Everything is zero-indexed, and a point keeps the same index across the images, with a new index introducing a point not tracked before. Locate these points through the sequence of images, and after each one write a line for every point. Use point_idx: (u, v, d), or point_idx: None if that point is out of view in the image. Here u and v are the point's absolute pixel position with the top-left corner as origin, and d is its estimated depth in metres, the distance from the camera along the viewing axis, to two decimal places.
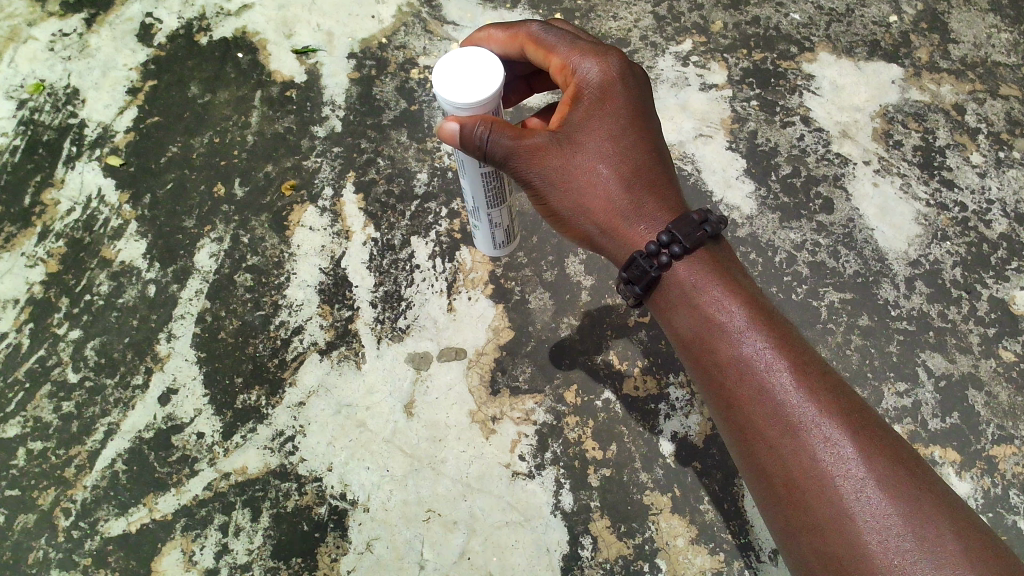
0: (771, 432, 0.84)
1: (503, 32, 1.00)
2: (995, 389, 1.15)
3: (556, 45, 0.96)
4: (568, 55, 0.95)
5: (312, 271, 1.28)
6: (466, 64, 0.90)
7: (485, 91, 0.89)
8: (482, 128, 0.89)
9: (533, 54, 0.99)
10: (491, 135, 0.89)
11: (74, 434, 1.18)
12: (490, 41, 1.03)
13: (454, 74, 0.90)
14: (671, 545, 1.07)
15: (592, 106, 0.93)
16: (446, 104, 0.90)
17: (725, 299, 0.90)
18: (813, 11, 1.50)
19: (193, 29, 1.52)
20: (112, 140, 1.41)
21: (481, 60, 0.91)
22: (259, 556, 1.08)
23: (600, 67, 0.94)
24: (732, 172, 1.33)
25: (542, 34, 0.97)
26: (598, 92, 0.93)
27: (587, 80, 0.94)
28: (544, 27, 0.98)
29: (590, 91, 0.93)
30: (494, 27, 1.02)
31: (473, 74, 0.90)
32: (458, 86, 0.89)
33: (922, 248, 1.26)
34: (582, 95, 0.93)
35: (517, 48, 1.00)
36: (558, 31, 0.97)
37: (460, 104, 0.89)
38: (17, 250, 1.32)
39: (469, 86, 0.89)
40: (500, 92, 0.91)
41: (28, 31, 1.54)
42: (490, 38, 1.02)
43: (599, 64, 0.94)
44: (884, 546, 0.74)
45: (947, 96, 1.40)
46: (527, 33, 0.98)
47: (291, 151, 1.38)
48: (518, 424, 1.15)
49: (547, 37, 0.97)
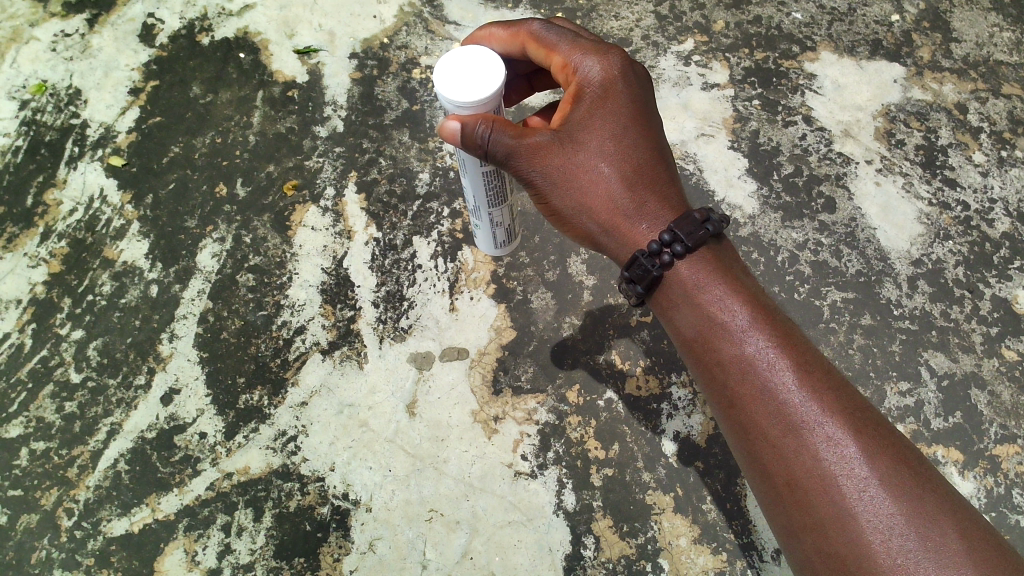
0: (774, 432, 0.84)
1: (505, 30, 1.00)
2: (998, 389, 1.15)
3: (557, 43, 0.96)
4: (569, 54, 0.95)
5: (315, 271, 1.28)
6: (468, 63, 0.91)
7: (486, 90, 0.89)
8: (484, 127, 0.89)
9: (534, 53, 0.99)
10: (492, 134, 0.89)
11: (77, 434, 1.18)
12: (491, 40, 1.03)
13: (456, 74, 0.90)
14: (673, 545, 1.07)
15: (593, 105, 0.93)
16: (448, 103, 0.90)
17: (728, 298, 0.90)
18: (815, 10, 1.50)
19: (195, 30, 1.52)
20: (115, 141, 1.42)
21: (482, 59, 0.91)
22: (262, 557, 1.08)
23: (602, 66, 0.94)
24: (734, 172, 1.33)
25: (543, 33, 0.97)
26: (599, 90, 0.93)
27: (588, 79, 0.94)
28: (545, 26, 0.98)
29: (592, 90, 0.93)
30: (495, 26, 1.02)
31: (474, 74, 0.90)
32: (460, 85, 0.89)
33: (924, 248, 1.26)
34: (583, 93, 0.93)
35: (519, 47, 1.00)
36: (559, 30, 0.97)
37: (461, 103, 0.89)
38: (19, 250, 1.33)
39: (471, 86, 0.89)
40: (501, 91, 0.91)
41: (31, 32, 1.54)
42: (491, 37, 1.02)
43: (600, 63, 0.94)
44: (887, 546, 0.74)
45: (949, 96, 1.40)
46: (529, 32, 0.98)
47: (293, 152, 1.38)
48: (520, 423, 1.15)
49: (548, 35, 0.97)
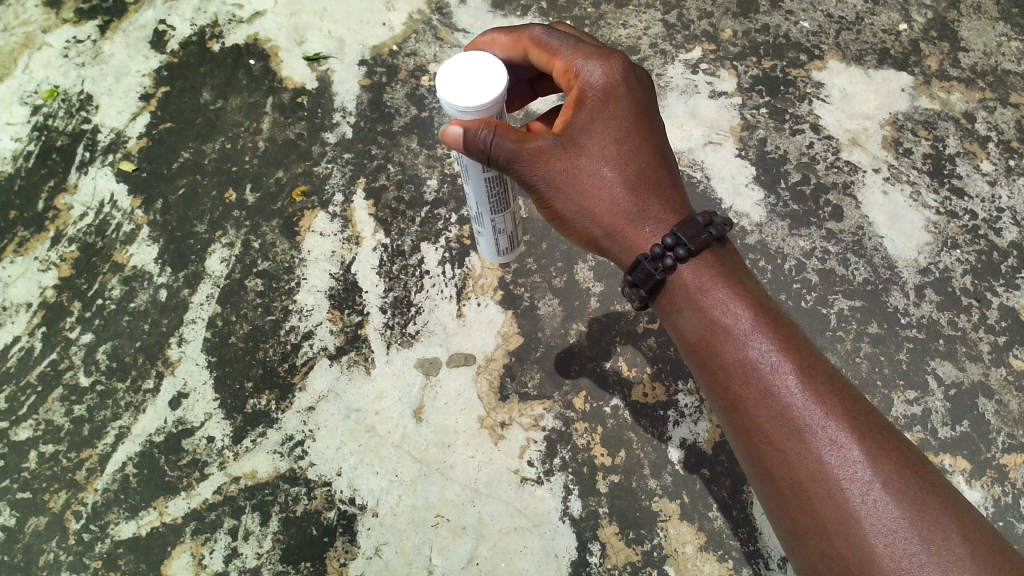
0: (777, 435, 0.84)
1: (507, 36, 1.01)
2: (1006, 398, 1.15)
3: (559, 48, 0.96)
4: (571, 58, 0.96)
5: (323, 276, 1.28)
6: (470, 68, 0.91)
7: (489, 94, 0.89)
8: (486, 131, 0.89)
9: (535, 58, 0.99)
10: (494, 138, 0.89)
11: (85, 437, 1.19)
12: (493, 45, 1.03)
13: (459, 78, 0.90)
14: (680, 552, 1.07)
15: (595, 109, 0.93)
16: (450, 107, 0.90)
17: (731, 302, 0.91)
18: (822, 19, 1.50)
19: (205, 36, 1.53)
20: (125, 146, 1.43)
21: (482, 63, 0.91)
22: (268, 561, 1.09)
23: (603, 70, 0.94)
24: (742, 179, 1.33)
25: (544, 38, 0.97)
26: (601, 94, 0.94)
27: (590, 83, 0.94)
28: (547, 30, 0.98)
29: (594, 94, 0.94)
30: (496, 32, 1.03)
31: (474, 77, 0.90)
32: (462, 90, 0.89)
33: (932, 256, 1.26)
34: (585, 97, 0.94)
35: (520, 52, 1.01)
36: (560, 34, 0.97)
37: (464, 107, 0.89)
38: (30, 254, 1.34)
39: (474, 90, 0.89)
40: (503, 95, 0.91)
41: (43, 38, 1.55)
42: (493, 42, 1.03)
43: (602, 67, 0.95)
44: (892, 550, 0.74)
45: (957, 105, 1.40)
46: (530, 37, 0.98)
47: (302, 157, 1.39)
48: (527, 429, 1.16)
49: (549, 40, 0.97)
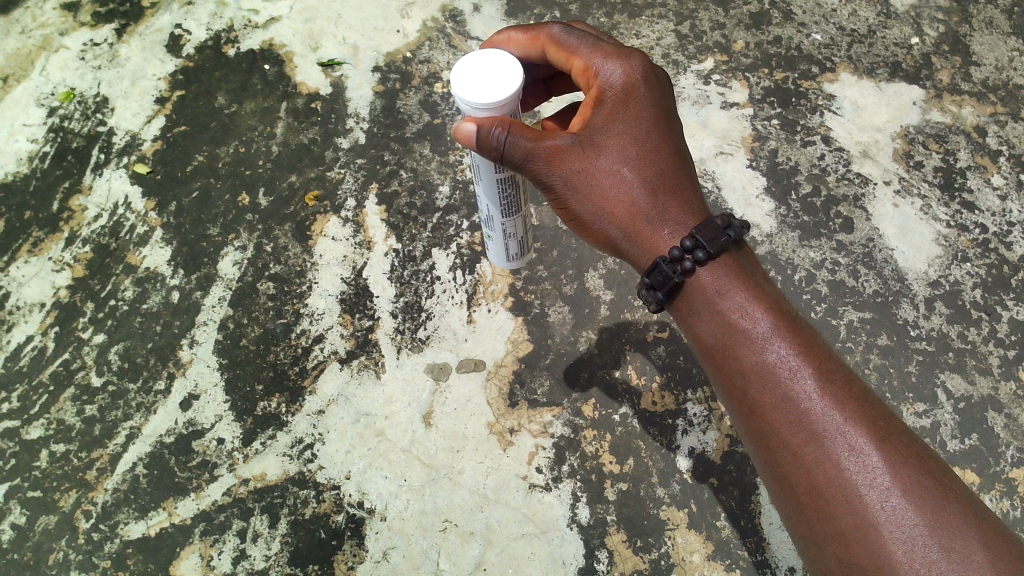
0: (794, 439, 0.84)
1: (524, 34, 1.01)
2: (1015, 412, 1.15)
3: (578, 47, 0.97)
4: (590, 57, 0.96)
5: (334, 280, 1.29)
6: (485, 64, 0.91)
7: (504, 92, 0.89)
8: (500, 129, 0.89)
9: (553, 56, 0.99)
10: (509, 137, 0.90)
11: (96, 437, 1.19)
12: (509, 44, 1.03)
13: (473, 75, 0.90)
14: (687, 561, 1.07)
15: (614, 109, 0.94)
16: (464, 104, 0.90)
17: (750, 306, 0.91)
18: (835, 31, 1.51)
19: (220, 41, 1.54)
20: (140, 148, 1.44)
21: (498, 61, 0.91)
22: (276, 563, 1.09)
23: (623, 69, 0.95)
24: (753, 191, 1.34)
25: (562, 36, 0.97)
26: (620, 94, 0.94)
27: (610, 82, 0.94)
28: (565, 29, 0.98)
29: (613, 93, 0.94)
30: (514, 30, 1.03)
31: (489, 75, 0.90)
32: (475, 85, 0.89)
33: (942, 269, 1.26)
34: (604, 98, 0.94)
35: (538, 50, 1.01)
36: (578, 33, 0.97)
37: (478, 105, 0.89)
38: (44, 254, 1.35)
39: (487, 87, 0.89)
40: (518, 94, 0.91)
41: (60, 40, 1.57)
42: (510, 41, 1.03)
43: (622, 66, 0.95)
44: (911, 557, 0.75)
45: (968, 118, 1.41)
46: (548, 36, 0.98)
47: (315, 162, 1.40)
48: (535, 436, 1.16)
49: (568, 38, 0.97)
